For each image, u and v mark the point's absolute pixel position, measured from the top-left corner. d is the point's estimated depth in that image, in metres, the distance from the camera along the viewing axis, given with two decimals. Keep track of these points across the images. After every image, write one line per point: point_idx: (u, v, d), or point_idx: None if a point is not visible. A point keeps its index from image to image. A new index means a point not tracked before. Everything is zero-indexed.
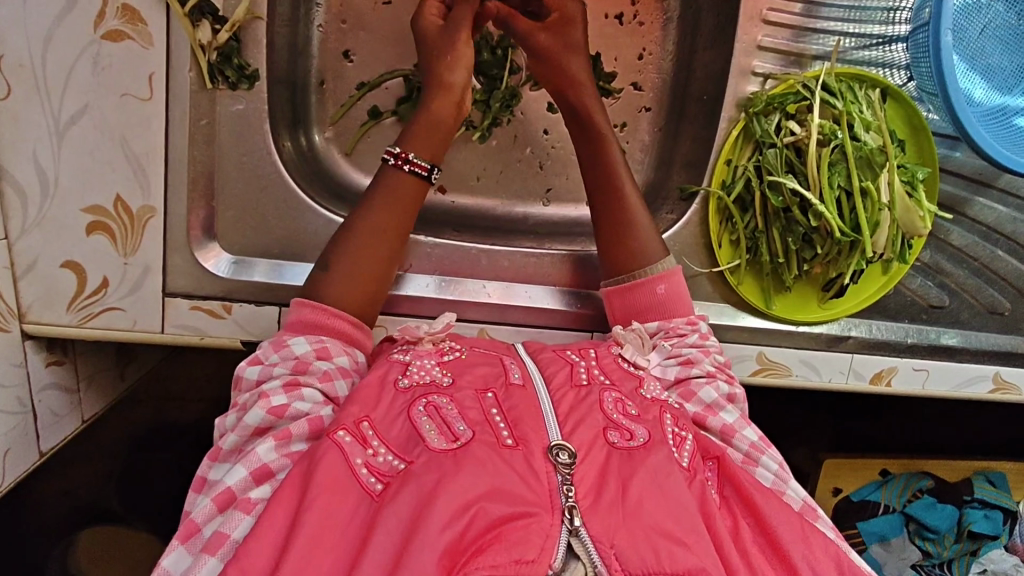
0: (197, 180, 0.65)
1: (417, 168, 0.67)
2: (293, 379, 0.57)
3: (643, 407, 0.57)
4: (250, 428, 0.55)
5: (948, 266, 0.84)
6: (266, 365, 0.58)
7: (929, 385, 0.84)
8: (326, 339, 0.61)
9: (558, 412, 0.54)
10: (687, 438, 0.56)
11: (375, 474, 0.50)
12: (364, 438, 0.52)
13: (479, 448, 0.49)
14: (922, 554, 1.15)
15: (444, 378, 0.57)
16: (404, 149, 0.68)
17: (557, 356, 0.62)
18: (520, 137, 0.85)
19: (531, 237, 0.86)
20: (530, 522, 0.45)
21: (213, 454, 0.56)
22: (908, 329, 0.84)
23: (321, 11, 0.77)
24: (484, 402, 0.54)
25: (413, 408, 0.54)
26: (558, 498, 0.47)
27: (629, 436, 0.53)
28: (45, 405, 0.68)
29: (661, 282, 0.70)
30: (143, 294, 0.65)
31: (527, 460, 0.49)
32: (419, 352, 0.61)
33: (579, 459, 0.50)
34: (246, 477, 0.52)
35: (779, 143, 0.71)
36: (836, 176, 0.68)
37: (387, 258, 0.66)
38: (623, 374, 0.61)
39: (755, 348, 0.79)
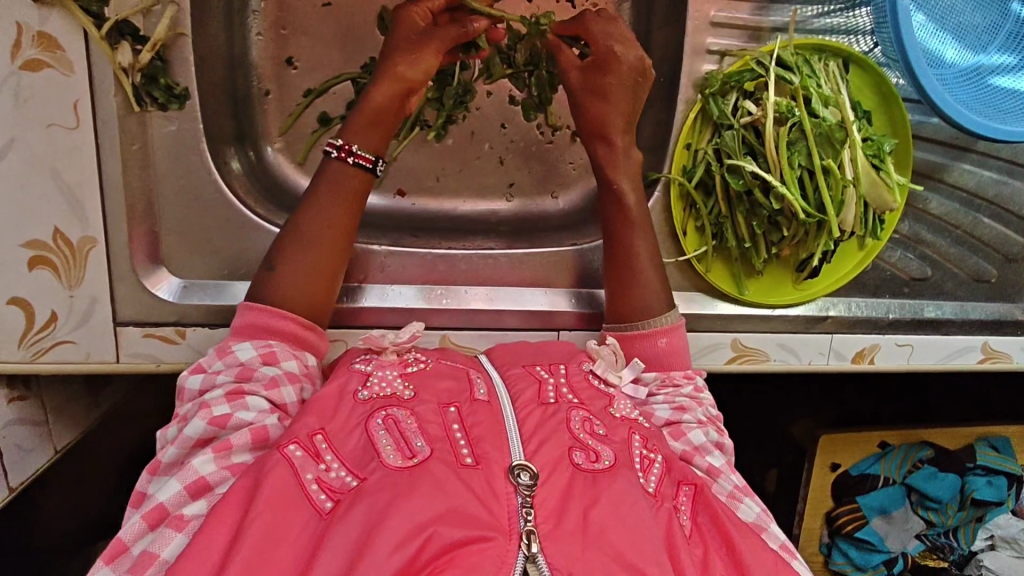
0: (135, 207, 0.64)
1: (362, 160, 0.66)
2: (237, 388, 0.56)
3: (611, 427, 0.56)
4: (190, 439, 0.53)
5: (929, 236, 0.81)
6: (210, 374, 0.57)
7: (915, 360, 0.82)
8: (274, 344, 0.60)
9: (523, 431, 0.52)
10: (655, 460, 0.55)
11: (326, 490, 0.49)
12: (317, 452, 0.51)
13: (436, 467, 0.48)
14: (926, 524, 1.13)
15: (406, 391, 0.56)
16: (346, 140, 0.66)
17: (527, 372, 0.59)
18: (477, 133, 0.83)
19: (496, 236, 0.84)
20: (485, 547, 0.44)
21: (152, 468, 0.54)
22: (889, 305, 0.81)
23: (258, 19, 0.74)
24: (446, 417, 0.53)
25: (372, 420, 0.53)
26: (517, 521, 0.46)
27: (594, 457, 0.52)
28: (10, 440, 0.68)
29: (663, 335, 0.67)
30: (93, 325, 0.64)
31: (487, 481, 0.48)
32: (383, 363, 0.60)
33: (541, 481, 0.48)
34: (181, 491, 0.50)
35: (737, 124, 0.68)
36: (796, 155, 0.66)
37: (335, 254, 0.65)
38: (593, 393, 0.60)
39: (729, 335, 0.77)
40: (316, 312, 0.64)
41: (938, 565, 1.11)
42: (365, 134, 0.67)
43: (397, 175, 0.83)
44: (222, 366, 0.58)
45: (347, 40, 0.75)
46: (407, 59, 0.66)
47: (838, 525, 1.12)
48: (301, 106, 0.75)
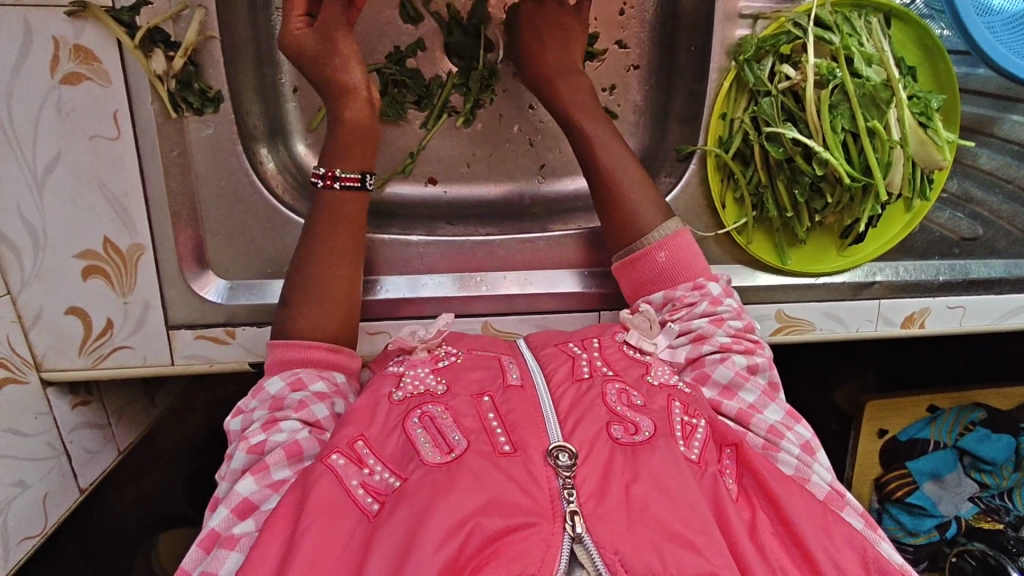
0: (179, 213, 0.65)
1: (349, 182, 0.67)
2: (270, 417, 0.57)
3: (649, 396, 0.57)
4: (237, 471, 0.55)
5: (980, 194, 0.78)
6: (245, 413, 0.59)
7: (967, 322, 0.79)
8: (300, 371, 0.60)
9: (559, 412, 0.54)
10: (698, 426, 0.56)
11: (372, 493, 0.50)
12: (359, 458, 0.52)
13: (474, 459, 0.49)
14: (979, 487, 1.13)
15: (439, 385, 0.57)
16: (328, 167, 0.67)
17: (559, 351, 0.61)
18: (505, 116, 0.82)
19: (530, 219, 0.84)
20: (529, 533, 0.45)
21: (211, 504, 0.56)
22: (939, 267, 0.79)
23: (281, 14, 0.72)
24: (480, 407, 0.54)
25: (408, 420, 0.54)
26: (560, 504, 0.47)
27: (633, 429, 0.52)
28: (78, 444, 0.70)
29: (662, 249, 0.67)
30: (147, 330, 0.66)
31: (527, 466, 0.49)
32: (413, 362, 0.61)
33: (580, 460, 0.49)
34: (228, 515, 0.51)
35: (774, 91, 0.66)
36: (839, 119, 0.62)
37: (349, 278, 0.66)
38: (628, 362, 0.60)
39: (774, 306, 0.76)
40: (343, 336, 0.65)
41: (993, 527, 1.11)
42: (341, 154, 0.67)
43: (427, 162, 0.83)
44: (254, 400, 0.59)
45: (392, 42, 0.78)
46: (338, 66, 0.66)
47: (887, 491, 1.13)
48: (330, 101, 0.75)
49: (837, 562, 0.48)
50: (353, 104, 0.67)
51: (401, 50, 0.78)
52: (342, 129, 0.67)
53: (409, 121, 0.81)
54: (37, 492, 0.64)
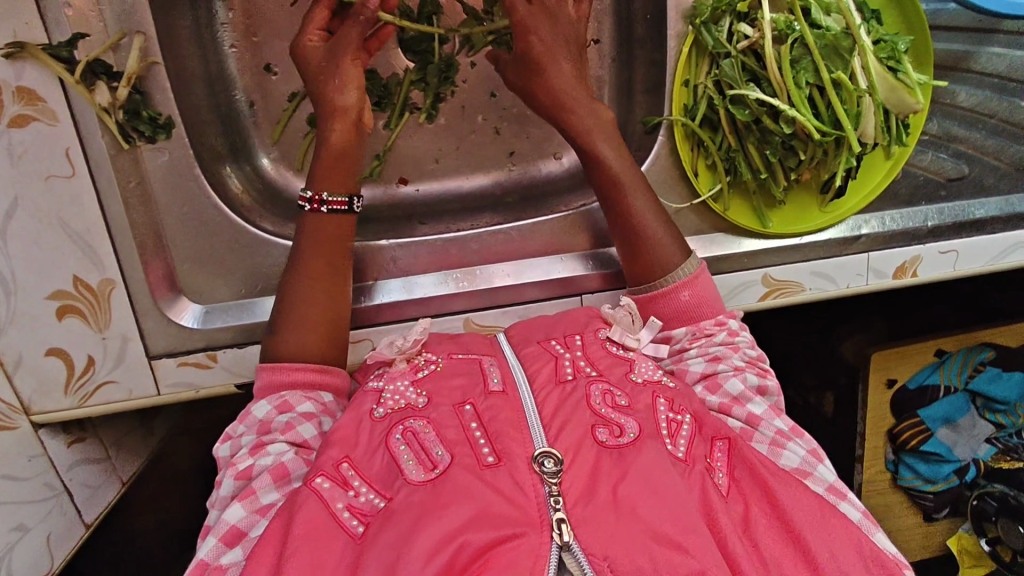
0: (145, 243, 0.64)
1: (335, 207, 0.66)
2: (258, 441, 0.57)
3: (633, 396, 0.57)
4: (226, 498, 0.55)
5: (961, 132, 0.75)
6: (234, 438, 0.58)
7: (961, 265, 0.78)
8: (287, 394, 0.60)
9: (543, 416, 0.53)
10: (683, 423, 0.55)
11: (357, 516, 0.50)
12: (344, 480, 0.52)
13: (459, 474, 0.49)
14: (995, 428, 1.11)
15: (420, 399, 0.57)
16: (315, 191, 0.65)
17: (541, 350, 0.61)
18: (468, 107, 0.81)
19: (506, 208, 0.83)
20: (518, 543, 0.45)
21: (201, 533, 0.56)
22: (926, 213, 0.77)
23: (229, 30, 0.73)
24: (463, 417, 0.54)
25: (391, 437, 0.54)
26: (546, 512, 0.47)
27: (618, 432, 0.53)
28: (77, 481, 0.70)
29: (684, 289, 0.66)
30: (129, 363, 0.66)
31: (513, 476, 0.49)
32: (394, 376, 0.61)
33: (566, 465, 0.49)
34: (216, 543, 0.51)
35: (734, 52, 0.63)
36: (802, 74, 0.60)
37: (332, 297, 0.65)
38: (612, 361, 0.61)
39: (760, 271, 0.74)
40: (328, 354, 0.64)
41: (1012, 466, 1.09)
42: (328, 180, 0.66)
43: (395, 163, 0.82)
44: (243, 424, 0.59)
45: None
46: (336, 85, 0.65)
47: (901, 441, 1.12)
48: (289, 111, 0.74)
49: (835, 554, 0.48)
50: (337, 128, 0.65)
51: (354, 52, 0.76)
52: (327, 151, 0.66)
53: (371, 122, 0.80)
54: (39, 534, 0.65)
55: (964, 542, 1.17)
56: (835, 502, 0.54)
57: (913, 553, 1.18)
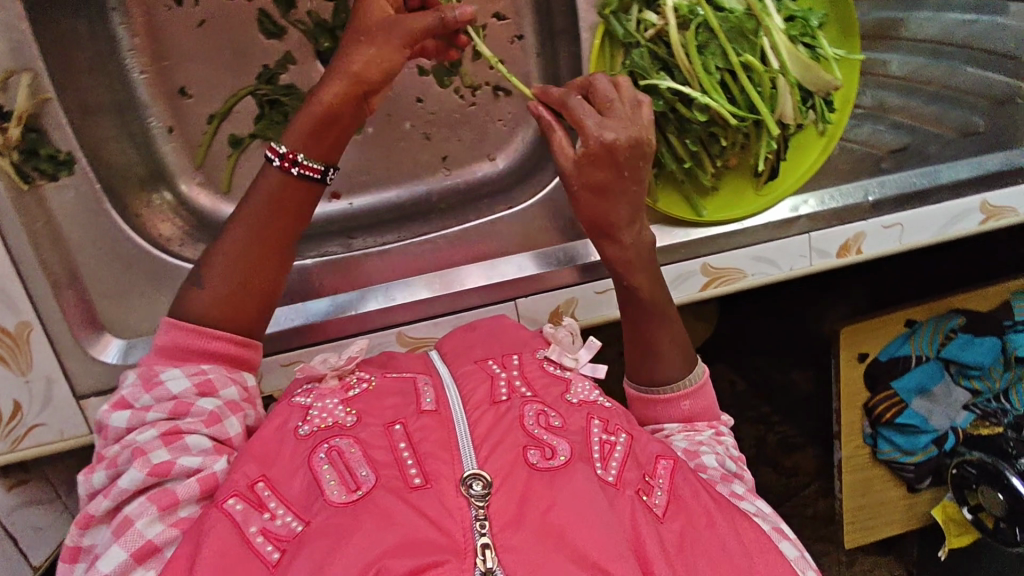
0: (60, 282, 0.63)
1: (308, 172, 0.60)
2: (174, 427, 0.52)
3: (568, 416, 0.57)
4: (127, 491, 0.50)
5: (898, 101, 0.74)
6: (136, 411, 0.53)
7: (908, 238, 0.75)
8: (207, 365, 0.56)
9: (475, 436, 0.52)
10: (616, 444, 0.55)
11: (272, 541, 0.48)
12: (260, 502, 0.50)
13: (382, 496, 0.47)
14: (972, 394, 1.10)
15: (348, 417, 0.55)
16: (291, 149, 0.59)
17: (477, 369, 0.60)
18: (392, 115, 0.79)
19: (443, 213, 0.81)
20: (441, 571, 0.43)
21: (83, 522, 0.50)
22: (866, 186, 0.75)
23: (135, 57, 0.72)
24: (392, 436, 0.52)
25: (315, 456, 0.51)
26: (472, 537, 0.45)
27: (550, 454, 0.51)
28: (22, 524, 0.71)
29: (687, 398, 0.65)
30: (57, 404, 0.65)
31: (440, 499, 0.47)
32: (323, 392, 0.59)
33: (495, 488, 0.48)
34: (127, 559, 0.47)
35: (642, 41, 0.61)
36: (711, 60, 0.59)
37: (276, 269, 0.61)
38: (549, 381, 0.61)
39: (698, 260, 0.72)
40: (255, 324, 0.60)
41: (992, 432, 1.08)
42: (307, 135, 0.59)
43: None
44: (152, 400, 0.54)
45: (244, 58, 0.74)
46: (366, 52, 0.57)
47: (877, 414, 1.09)
48: (208, 133, 0.74)
49: None
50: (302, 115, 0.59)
51: (269, 68, 0.75)
52: (306, 120, 0.59)
53: None
54: None
55: (949, 510, 1.13)
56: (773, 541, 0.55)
57: (895, 526, 1.17)
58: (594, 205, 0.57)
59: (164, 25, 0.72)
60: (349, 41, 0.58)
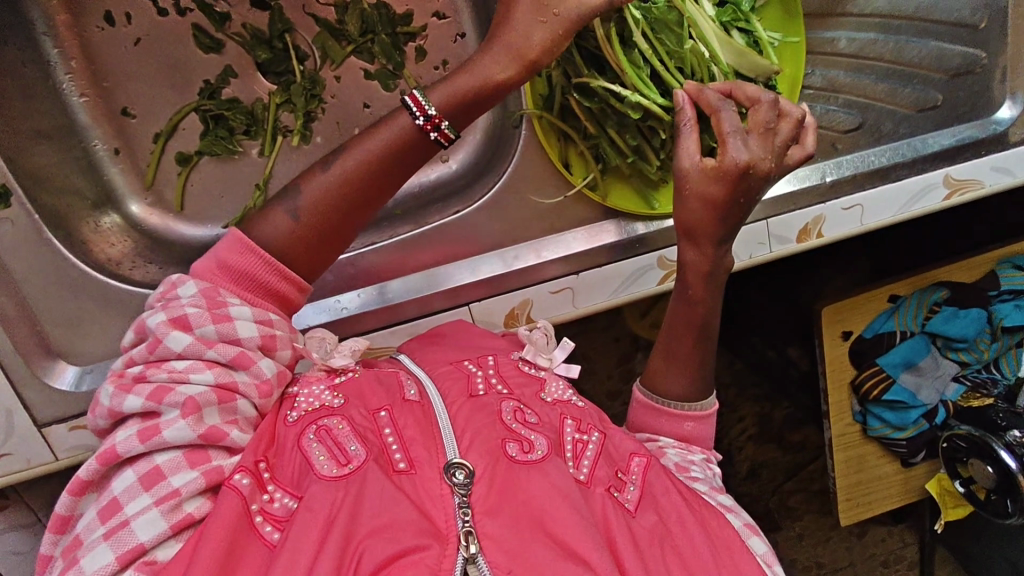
0: (10, 314, 0.63)
1: (443, 139, 0.56)
2: (226, 383, 0.50)
3: (542, 413, 0.58)
4: (160, 442, 0.47)
5: (847, 79, 0.72)
6: (224, 346, 0.50)
7: (869, 219, 0.73)
8: (272, 314, 0.54)
9: (455, 427, 0.53)
10: (589, 442, 0.56)
11: (271, 521, 0.48)
12: (261, 479, 0.49)
13: (371, 472, 0.49)
14: (960, 365, 1.09)
15: (336, 400, 0.55)
16: (437, 111, 0.55)
17: (454, 368, 0.59)
18: (343, 122, 0.78)
19: (392, 219, 0.78)
20: (422, 556, 0.45)
21: (102, 456, 0.47)
22: (823, 168, 0.72)
23: (73, 82, 0.72)
24: (378, 422, 0.53)
25: (304, 436, 0.52)
26: (455, 524, 0.47)
27: (528, 447, 0.53)
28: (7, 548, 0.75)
29: (690, 419, 0.62)
30: (20, 433, 0.66)
31: (423, 485, 0.49)
32: (310, 380, 0.58)
33: (477, 477, 0.50)
34: (165, 528, 0.45)
35: (572, 36, 0.60)
36: (641, 54, 0.57)
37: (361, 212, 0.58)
38: (523, 380, 0.61)
39: (654, 254, 0.71)
40: (310, 270, 0.58)
41: (983, 403, 1.07)
42: (452, 98, 0.55)
43: None
44: (215, 335, 0.50)
45: (182, 73, 0.74)
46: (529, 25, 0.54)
47: (864, 392, 1.07)
48: (155, 152, 0.74)
49: None
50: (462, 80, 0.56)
51: (211, 83, 0.74)
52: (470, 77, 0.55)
53: (244, 151, 0.76)
54: None
55: (944, 483, 1.13)
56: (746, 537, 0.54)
57: (896, 501, 1.15)
58: (687, 204, 0.56)
59: (102, 48, 0.72)
60: (520, 12, 0.54)
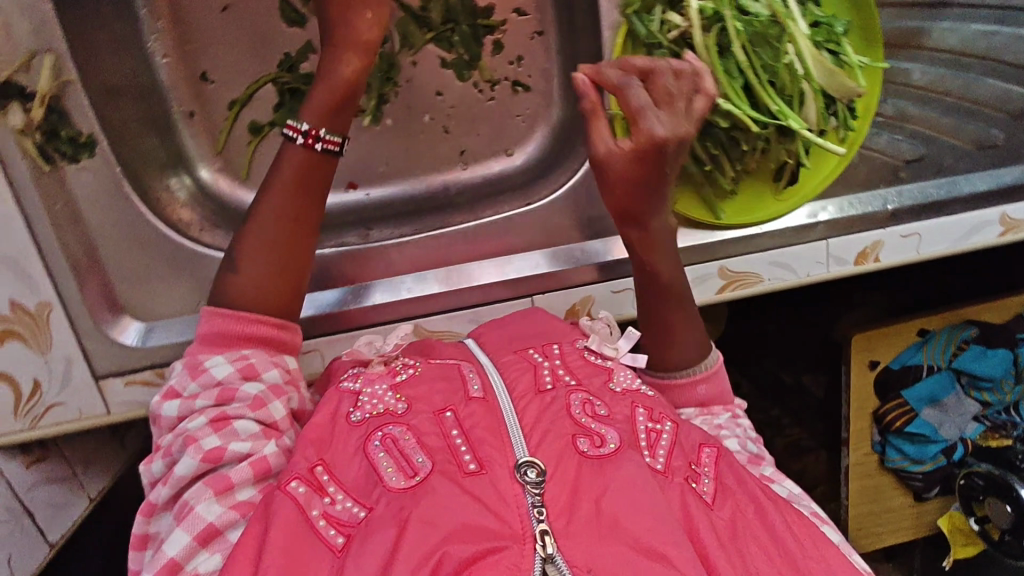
0: (81, 266, 0.64)
1: (329, 144, 0.66)
2: (219, 415, 0.58)
3: (612, 406, 0.58)
4: (184, 478, 0.55)
5: (916, 111, 0.72)
6: (186, 399, 0.59)
7: (926, 249, 0.75)
8: (247, 351, 0.62)
9: (522, 425, 0.54)
10: (662, 433, 0.57)
11: (335, 526, 0.51)
12: (320, 485, 0.53)
13: (439, 479, 0.50)
14: (982, 405, 1.08)
15: (399, 404, 0.57)
16: (310, 124, 0.65)
17: (519, 358, 0.62)
18: (414, 107, 0.79)
19: (460, 208, 0.81)
20: (500, 557, 0.46)
21: (147, 511, 0.57)
22: (886, 194, 0.73)
23: (157, 41, 0.72)
24: (444, 423, 0.55)
25: (369, 443, 0.54)
26: (529, 524, 0.48)
27: (599, 442, 0.54)
28: (40, 501, 0.72)
29: (701, 382, 0.65)
30: (76, 384, 0.66)
31: (494, 484, 0.50)
32: (371, 377, 0.61)
33: (548, 476, 0.51)
34: (189, 541, 0.52)
35: (665, 42, 0.60)
36: (734, 65, 0.58)
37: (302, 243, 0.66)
38: (591, 370, 0.62)
39: (716, 263, 0.73)
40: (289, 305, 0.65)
41: (1001, 444, 1.06)
42: (322, 115, 0.65)
43: (343, 168, 0.81)
44: (199, 389, 0.59)
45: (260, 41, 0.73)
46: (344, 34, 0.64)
47: (887, 422, 1.09)
48: (227, 119, 0.74)
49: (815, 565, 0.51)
50: (325, 92, 0.65)
51: (290, 56, 0.73)
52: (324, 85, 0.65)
53: None
54: None
55: (956, 521, 1.13)
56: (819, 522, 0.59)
57: (905, 534, 1.15)
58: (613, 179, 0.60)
59: (188, 10, 0.72)
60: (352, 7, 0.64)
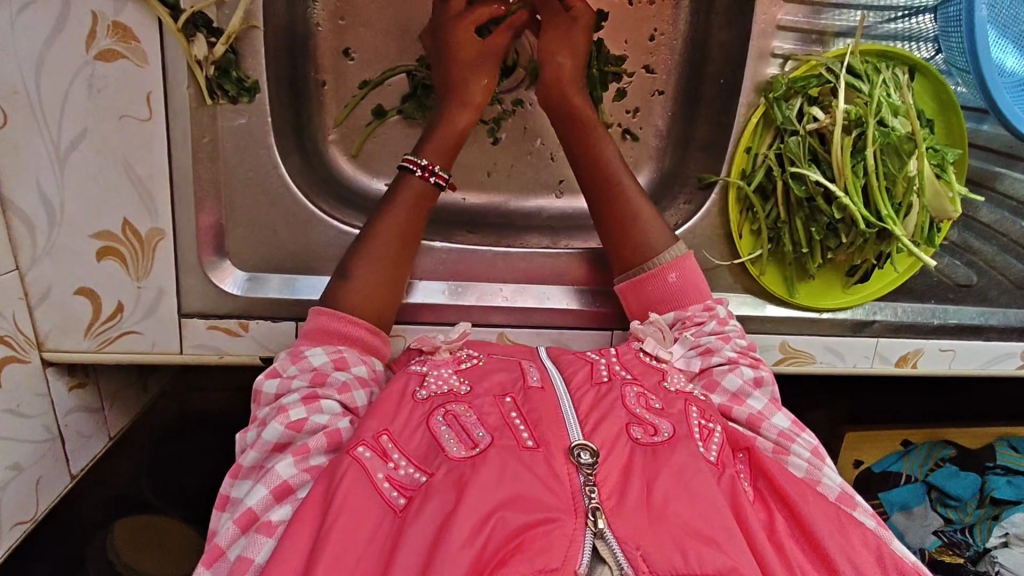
0: (204, 199, 0.64)
1: (438, 180, 0.67)
2: (311, 392, 0.56)
3: (666, 401, 0.56)
4: (269, 444, 0.54)
5: (977, 244, 0.81)
6: (284, 378, 0.58)
7: (956, 365, 0.82)
8: (344, 348, 0.60)
9: (578, 411, 0.52)
10: (715, 431, 0.55)
11: (397, 488, 0.49)
12: (384, 452, 0.51)
13: (499, 453, 0.48)
14: (944, 521, 0.99)
15: (462, 385, 0.56)
16: (429, 161, 0.67)
17: (577, 358, 0.60)
18: (529, 129, 0.83)
19: (547, 232, 0.84)
20: (552, 528, 0.44)
21: (232, 473, 0.55)
22: (933, 310, 0.81)
23: (318, 9, 0.74)
24: (503, 406, 0.53)
25: (432, 419, 0.53)
26: (581, 500, 0.46)
27: (652, 431, 0.52)
28: (72, 428, 0.68)
29: (674, 270, 0.67)
30: (159, 316, 0.65)
31: (549, 463, 0.48)
32: (437, 363, 0.60)
33: (602, 458, 0.48)
34: (267, 495, 0.51)
35: (802, 131, 0.69)
36: (861, 165, 0.67)
37: (397, 273, 0.65)
38: (645, 368, 0.60)
39: (779, 337, 0.77)
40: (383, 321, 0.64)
41: (954, 561, 0.95)
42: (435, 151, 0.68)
43: None
44: (296, 372, 0.58)
45: (411, 31, 0.75)
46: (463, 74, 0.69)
47: None
48: (357, 97, 0.76)
49: (854, 561, 0.49)
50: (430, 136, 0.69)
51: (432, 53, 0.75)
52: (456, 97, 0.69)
53: None
54: (30, 478, 0.62)
55: None
56: (849, 509, 0.54)
57: None
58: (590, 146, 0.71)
59: None
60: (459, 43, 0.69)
